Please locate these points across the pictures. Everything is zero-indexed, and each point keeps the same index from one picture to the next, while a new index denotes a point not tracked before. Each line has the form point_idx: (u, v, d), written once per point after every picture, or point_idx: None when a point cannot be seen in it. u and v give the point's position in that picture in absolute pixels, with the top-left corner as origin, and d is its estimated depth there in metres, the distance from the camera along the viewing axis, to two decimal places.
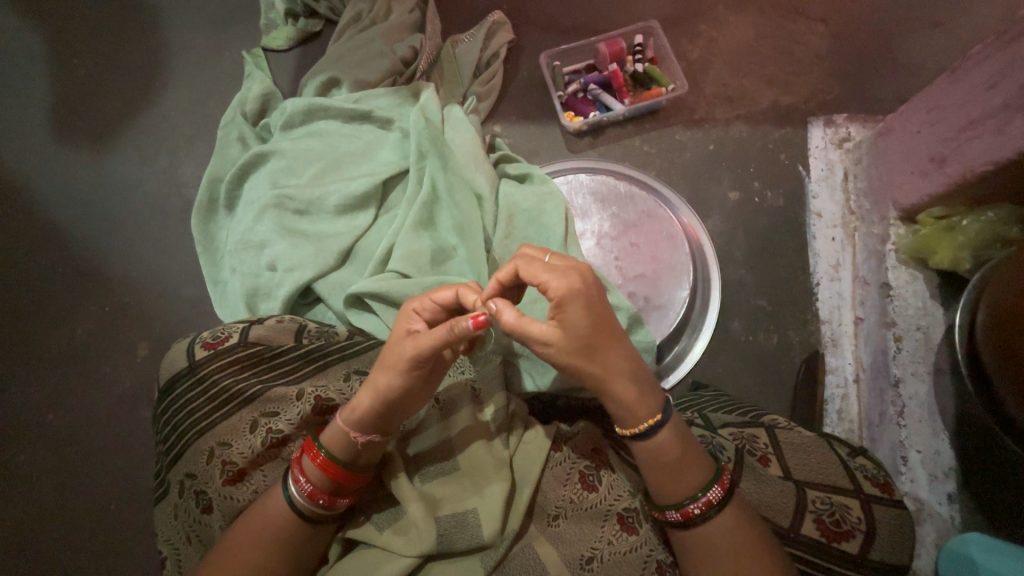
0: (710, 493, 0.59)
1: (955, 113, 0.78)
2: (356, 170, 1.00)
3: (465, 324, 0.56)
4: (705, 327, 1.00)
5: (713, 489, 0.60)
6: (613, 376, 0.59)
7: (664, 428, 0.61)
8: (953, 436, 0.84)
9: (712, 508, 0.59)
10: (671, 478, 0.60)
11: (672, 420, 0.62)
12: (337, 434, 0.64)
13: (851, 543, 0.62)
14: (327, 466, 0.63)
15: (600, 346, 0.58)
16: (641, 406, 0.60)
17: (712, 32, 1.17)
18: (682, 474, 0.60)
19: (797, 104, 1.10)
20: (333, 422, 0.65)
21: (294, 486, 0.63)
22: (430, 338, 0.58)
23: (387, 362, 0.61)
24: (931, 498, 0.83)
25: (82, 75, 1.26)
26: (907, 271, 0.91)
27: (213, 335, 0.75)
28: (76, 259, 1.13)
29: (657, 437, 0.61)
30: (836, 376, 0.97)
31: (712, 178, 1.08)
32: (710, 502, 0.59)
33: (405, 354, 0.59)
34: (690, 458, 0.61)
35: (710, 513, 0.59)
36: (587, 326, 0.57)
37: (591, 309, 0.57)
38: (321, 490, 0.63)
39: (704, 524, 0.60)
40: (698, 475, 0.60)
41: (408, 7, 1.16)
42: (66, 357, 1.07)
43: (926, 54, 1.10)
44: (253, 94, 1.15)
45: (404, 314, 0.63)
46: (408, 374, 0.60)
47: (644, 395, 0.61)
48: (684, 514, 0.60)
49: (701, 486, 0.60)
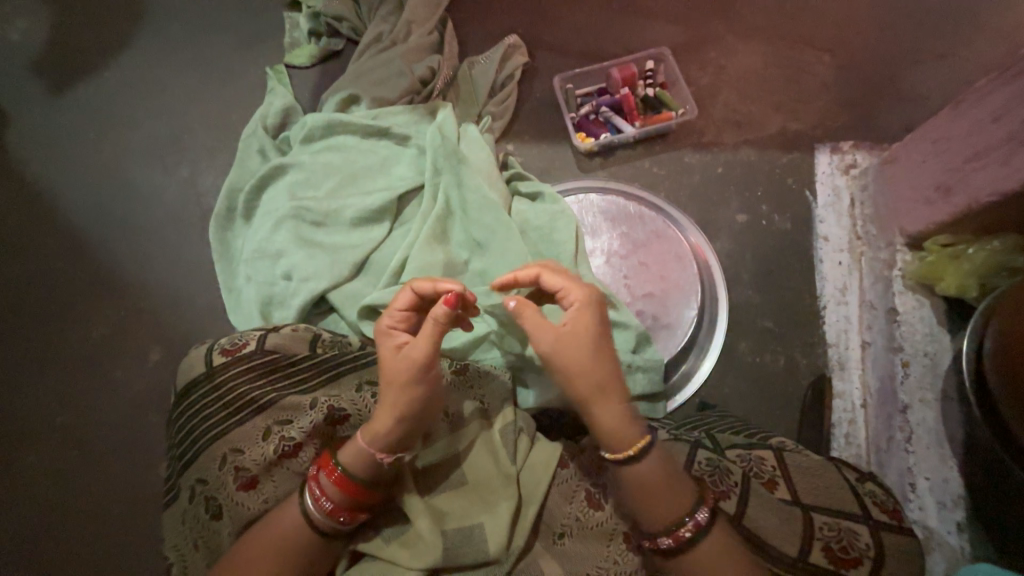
0: (699, 515, 0.60)
1: (961, 144, 0.80)
2: (373, 184, 1.03)
3: (441, 310, 0.64)
4: (712, 347, 1.01)
5: (701, 510, 0.60)
6: (607, 386, 0.63)
7: (650, 453, 0.62)
8: (962, 463, 0.84)
9: (702, 530, 0.59)
10: (657, 504, 0.61)
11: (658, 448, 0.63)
12: (357, 453, 0.64)
13: (859, 571, 0.61)
14: (346, 484, 0.63)
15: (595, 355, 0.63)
16: (624, 432, 0.62)
17: (720, 59, 1.20)
18: (672, 496, 0.61)
19: (804, 131, 1.13)
20: (352, 441, 0.65)
21: (312, 502, 0.63)
22: (422, 338, 0.64)
23: (392, 382, 0.64)
24: (940, 526, 0.82)
25: (109, 87, 1.31)
26: (914, 296, 0.91)
27: (230, 342, 0.76)
28: (95, 262, 1.16)
29: (642, 466, 0.62)
30: (844, 400, 0.97)
31: (720, 200, 1.10)
32: (700, 523, 0.59)
33: (410, 361, 0.63)
34: (677, 483, 0.61)
35: (700, 536, 0.59)
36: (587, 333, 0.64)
37: (591, 317, 0.65)
38: (342, 508, 0.64)
39: (697, 546, 0.59)
40: (685, 499, 0.60)
41: (427, 29, 1.21)
42: (81, 359, 1.09)
43: (930, 85, 1.12)
44: (275, 108, 1.19)
45: (381, 335, 0.67)
46: (413, 382, 0.63)
47: (629, 420, 0.63)
48: (677, 538, 0.59)
49: (690, 508, 0.60)
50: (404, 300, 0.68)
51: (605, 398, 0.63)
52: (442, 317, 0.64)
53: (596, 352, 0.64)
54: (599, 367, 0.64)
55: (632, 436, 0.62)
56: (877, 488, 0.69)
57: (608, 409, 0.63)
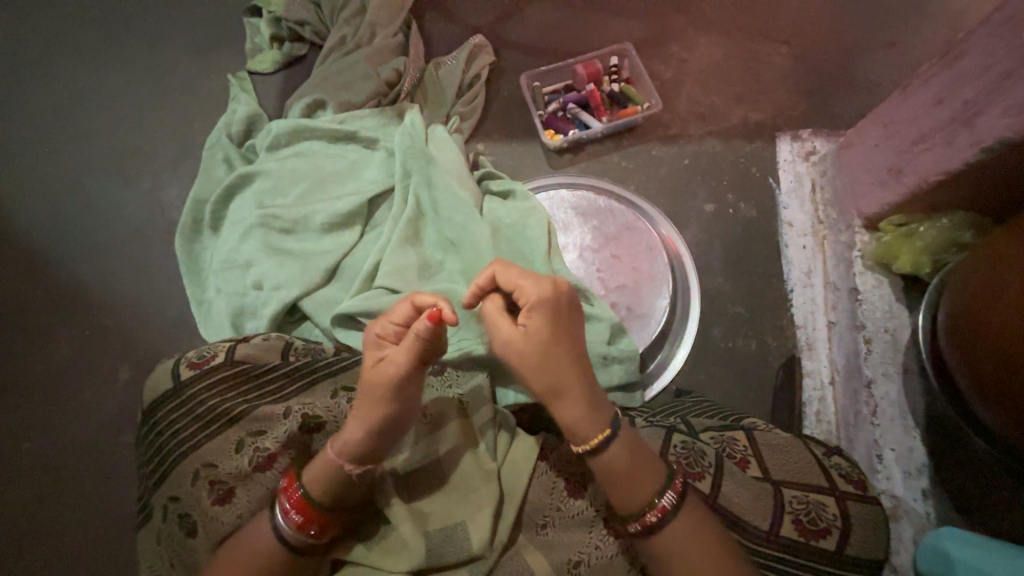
0: (664, 500, 0.60)
1: (908, 127, 0.83)
2: (342, 188, 1.02)
3: (424, 325, 0.60)
4: (686, 335, 1.03)
5: (666, 495, 0.60)
6: (569, 386, 0.61)
7: (614, 441, 0.61)
8: (924, 432, 0.87)
9: (667, 513, 0.60)
10: (622, 487, 0.61)
11: (622, 432, 0.63)
12: (325, 465, 0.64)
13: (828, 541, 0.64)
14: (310, 498, 0.63)
15: (559, 357, 0.61)
16: (585, 424, 0.61)
17: (683, 53, 1.23)
18: (630, 488, 0.60)
19: (765, 120, 1.16)
20: (320, 455, 0.65)
21: (283, 517, 0.62)
22: (402, 353, 0.61)
23: (371, 398, 0.61)
24: (906, 495, 0.85)
25: (63, 100, 1.27)
26: (874, 275, 0.95)
27: (198, 355, 0.75)
28: (56, 282, 1.12)
29: (606, 454, 0.61)
30: (813, 378, 0.99)
31: (688, 191, 1.13)
32: (665, 507, 0.60)
33: (389, 380, 0.61)
34: (643, 469, 0.61)
35: (665, 520, 0.60)
36: (550, 335, 0.61)
37: (554, 313, 0.62)
38: (312, 521, 0.63)
39: (664, 531, 0.60)
40: (652, 483, 0.61)
41: (391, 31, 1.20)
42: (45, 382, 1.05)
43: (880, 72, 1.17)
44: (239, 116, 1.17)
45: (369, 343, 0.64)
46: (388, 398, 0.61)
47: (595, 409, 0.62)
48: (643, 523, 0.60)
49: (655, 493, 0.60)
50: (401, 312, 0.64)
51: (568, 398, 0.61)
52: (425, 333, 0.60)
53: (563, 353, 0.61)
54: (564, 365, 0.61)
55: (596, 426, 0.61)
56: (843, 461, 0.71)
57: (571, 408, 0.61)
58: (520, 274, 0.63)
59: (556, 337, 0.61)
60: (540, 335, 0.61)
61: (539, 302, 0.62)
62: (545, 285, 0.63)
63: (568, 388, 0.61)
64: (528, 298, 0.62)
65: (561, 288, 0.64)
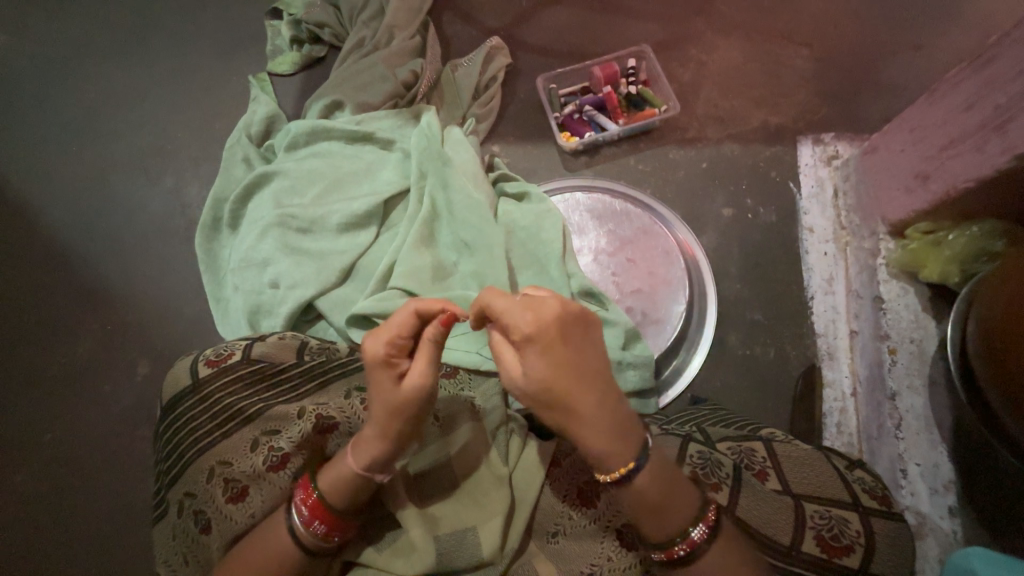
0: (696, 532, 0.57)
1: (936, 132, 0.81)
2: (358, 189, 1.02)
3: (437, 330, 0.59)
4: (702, 342, 1.01)
5: (698, 528, 0.57)
6: (587, 419, 0.55)
7: (642, 473, 0.56)
8: (950, 447, 0.84)
9: (699, 544, 0.57)
10: (655, 520, 0.58)
11: (654, 462, 0.57)
12: (347, 477, 0.63)
13: (850, 559, 0.61)
14: (329, 507, 0.63)
15: (566, 390, 0.54)
16: (613, 455, 0.56)
17: (702, 55, 1.21)
18: (663, 516, 0.57)
19: (786, 124, 1.14)
20: (334, 471, 0.63)
21: (302, 525, 0.63)
22: (415, 360, 0.60)
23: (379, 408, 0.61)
24: (932, 511, 0.83)
25: (90, 100, 1.30)
26: (898, 284, 0.92)
27: (216, 353, 0.76)
28: (79, 277, 1.15)
29: (637, 485, 0.57)
30: (834, 389, 0.97)
31: (705, 195, 1.11)
32: (696, 540, 0.57)
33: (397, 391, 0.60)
34: (677, 496, 0.58)
35: (695, 553, 0.57)
36: (552, 367, 0.54)
37: (550, 342, 0.54)
38: (334, 528, 0.63)
39: (686, 559, 0.58)
40: (686, 511, 0.58)
41: (409, 34, 1.21)
42: (67, 375, 1.08)
43: (906, 76, 1.14)
44: (258, 116, 1.18)
45: (371, 364, 0.60)
46: (414, 408, 0.60)
47: (622, 436, 0.56)
48: (671, 553, 0.58)
49: (687, 526, 0.57)
50: (400, 326, 0.60)
51: (586, 432, 0.55)
52: (439, 339, 0.59)
53: (571, 384, 0.54)
54: (576, 397, 0.54)
55: (623, 457, 0.56)
56: (865, 475, 0.69)
57: (595, 442, 0.55)
58: (505, 299, 0.56)
59: (560, 369, 0.54)
60: (547, 371, 0.53)
61: (538, 334, 0.54)
62: (533, 312, 0.54)
63: (586, 419, 0.55)
64: (516, 330, 0.54)
65: (564, 309, 0.55)
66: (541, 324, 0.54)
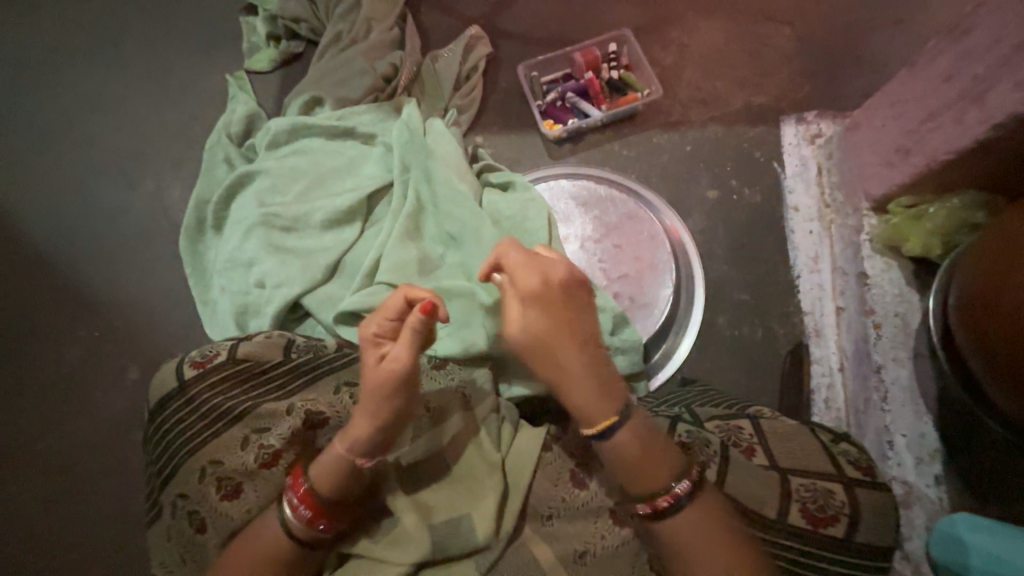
0: (679, 486, 0.61)
1: (916, 106, 0.81)
2: (341, 185, 1.01)
3: (417, 318, 0.61)
4: (691, 325, 1.02)
5: (682, 481, 0.61)
6: (575, 372, 0.63)
7: (621, 428, 0.62)
8: (935, 418, 0.86)
9: (682, 498, 0.60)
10: (636, 474, 0.62)
11: (635, 420, 0.63)
12: (333, 461, 0.64)
13: (837, 528, 0.62)
14: (318, 493, 0.63)
15: (557, 344, 0.63)
16: (598, 408, 0.63)
17: (683, 38, 1.21)
18: (648, 470, 0.61)
19: (769, 104, 1.14)
20: (324, 456, 0.64)
21: (291, 512, 0.63)
22: (403, 345, 0.61)
23: (374, 396, 0.61)
24: (919, 481, 0.84)
25: (65, 104, 1.28)
26: (883, 259, 0.93)
27: (201, 354, 0.75)
28: (64, 284, 1.13)
29: (616, 439, 0.62)
30: (822, 365, 0.98)
31: (690, 178, 1.11)
32: (680, 493, 0.61)
33: (392, 376, 0.61)
34: (654, 454, 0.62)
35: (679, 506, 0.60)
36: (548, 322, 0.63)
37: (551, 298, 0.64)
38: (320, 516, 0.63)
39: (674, 516, 0.60)
40: (666, 469, 0.61)
41: (387, 25, 1.19)
42: (57, 383, 1.07)
43: (887, 51, 1.14)
44: (238, 115, 1.17)
45: (366, 343, 0.63)
46: (396, 394, 0.61)
47: (606, 392, 0.63)
48: (654, 506, 0.61)
49: (670, 479, 0.61)
50: (394, 307, 0.63)
51: (576, 383, 0.63)
52: (420, 326, 0.61)
53: (563, 338, 0.63)
54: (566, 349, 0.63)
55: (606, 411, 0.63)
56: (851, 447, 0.69)
57: (583, 392, 0.63)
58: (515, 258, 0.65)
59: (555, 325, 0.63)
60: (544, 324, 0.63)
61: (542, 291, 0.64)
62: (540, 272, 0.65)
63: (574, 374, 0.63)
64: (525, 285, 0.64)
65: (563, 273, 0.66)
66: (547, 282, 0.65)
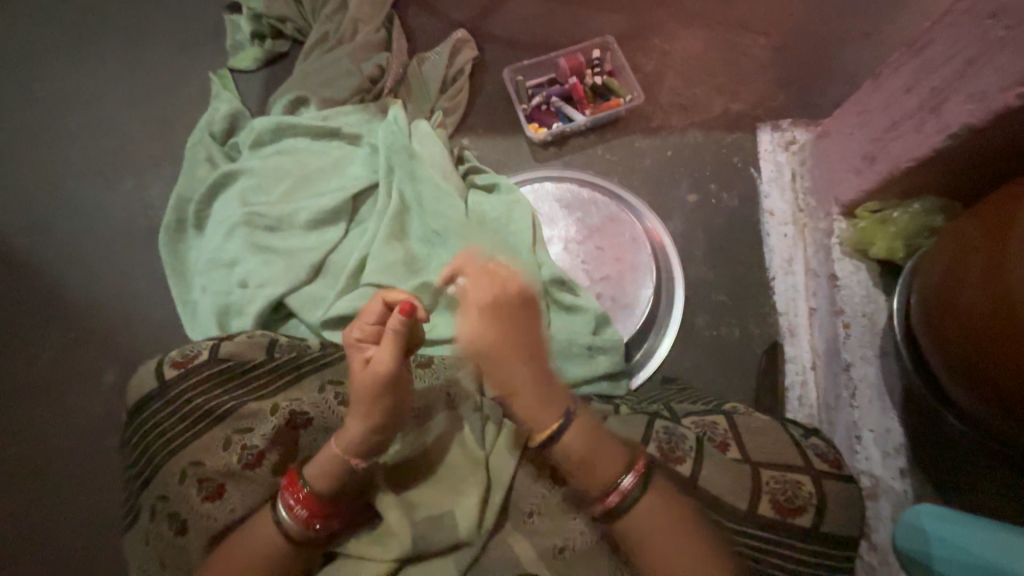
0: (626, 480, 0.62)
1: (880, 115, 0.85)
2: (326, 185, 1.01)
3: (397, 319, 0.61)
4: (671, 325, 1.05)
5: (627, 476, 0.62)
6: (523, 381, 0.64)
7: (569, 428, 0.63)
8: (901, 414, 0.90)
9: (634, 490, 0.62)
10: (589, 471, 0.63)
11: (581, 420, 0.64)
12: (328, 460, 0.64)
13: (804, 518, 0.65)
14: (315, 494, 0.63)
15: (504, 352, 0.65)
16: (541, 414, 0.64)
17: (665, 45, 1.24)
18: (594, 466, 0.63)
19: (746, 111, 1.18)
20: (320, 456, 0.65)
21: (286, 512, 0.63)
22: (385, 349, 0.62)
23: (358, 399, 0.62)
24: (885, 474, 0.88)
25: (41, 101, 1.25)
26: (851, 261, 0.97)
27: (181, 354, 0.74)
28: (38, 284, 1.11)
29: (564, 440, 0.63)
30: (795, 364, 1.01)
31: (671, 182, 1.14)
32: (628, 488, 0.62)
33: (376, 378, 0.61)
34: (603, 449, 0.63)
35: (629, 500, 0.61)
36: (499, 332, 0.65)
37: (501, 309, 0.66)
38: (316, 515, 0.63)
39: (631, 510, 0.62)
40: (616, 459, 0.63)
41: (373, 27, 1.20)
42: (31, 386, 1.04)
43: (857, 62, 1.19)
44: (221, 114, 1.16)
45: (350, 348, 0.65)
46: (380, 397, 0.62)
47: (549, 400, 0.64)
48: (606, 504, 0.62)
49: (617, 475, 0.62)
50: (374, 311, 0.64)
51: (524, 389, 0.64)
52: (401, 327, 0.61)
53: (509, 346, 0.65)
54: (511, 359, 0.65)
55: (553, 415, 0.64)
56: (820, 441, 0.72)
57: (526, 399, 0.64)
58: (472, 266, 0.69)
59: (505, 335, 0.65)
60: (493, 333, 0.65)
61: (494, 300, 0.66)
62: (495, 284, 0.67)
63: (521, 382, 0.64)
64: (475, 293, 0.67)
65: (519, 286, 0.68)
66: (500, 294, 0.67)
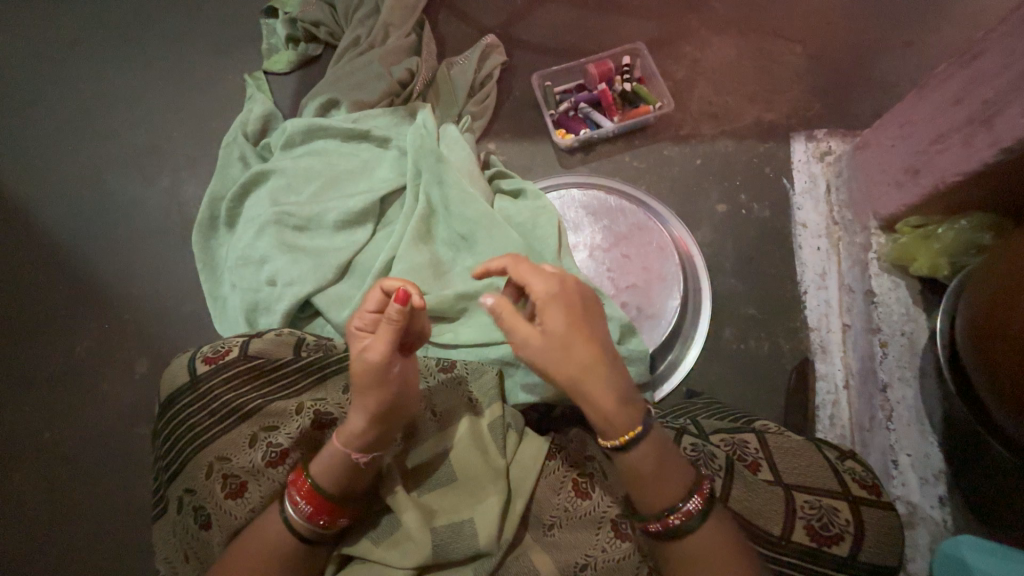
0: (689, 504, 0.60)
1: (925, 127, 0.82)
2: (355, 187, 1.03)
3: (392, 308, 0.60)
4: (697, 336, 1.03)
5: (692, 499, 0.60)
6: (596, 381, 0.59)
7: (643, 442, 0.60)
8: (941, 439, 0.86)
9: (693, 517, 0.60)
10: (649, 489, 0.60)
11: (653, 434, 0.61)
12: (332, 454, 0.65)
13: (841, 547, 0.63)
14: (320, 489, 0.64)
15: (581, 349, 0.59)
16: (618, 421, 0.60)
17: (696, 53, 1.22)
18: (662, 485, 0.60)
19: (779, 120, 1.15)
20: (325, 450, 0.65)
21: (292, 507, 0.63)
22: (382, 337, 0.61)
23: (356, 387, 0.62)
24: (922, 501, 0.84)
25: (86, 99, 1.30)
26: (890, 278, 0.93)
27: (213, 349, 0.76)
28: (77, 276, 1.15)
29: (637, 451, 0.60)
30: (827, 382, 0.98)
31: (699, 191, 1.12)
32: (691, 511, 0.60)
33: (369, 367, 0.60)
34: (671, 468, 0.61)
35: (689, 524, 0.60)
36: (570, 326, 0.59)
37: (569, 304, 0.61)
38: (320, 511, 0.63)
39: (689, 534, 0.60)
40: (682, 483, 0.61)
41: (404, 32, 1.21)
42: (66, 374, 1.08)
43: (898, 72, 1.15)
44: (254, 115, 1.18)
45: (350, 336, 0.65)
46: (376, 385, 0.61)
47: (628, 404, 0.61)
48: (666, 524, 0.60)
49: (681, 500, 0.60)
50: (373, 300, 0.64)
51: (599, 391, 0.59)
52: (396, 315, 0.60)
53: (583, 341, 0.59)
54: (581, 357, 0.59)
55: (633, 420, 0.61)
56: (857, 465, 0.69)
57: (604, 401, 0.59)
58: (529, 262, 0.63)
59: (576, 330, 0.59)
60: (568, 329, 0.59)
61: (558, 296, 0.61)
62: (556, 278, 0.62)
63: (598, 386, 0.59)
64: (535, 287, 0.61)
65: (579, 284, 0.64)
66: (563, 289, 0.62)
